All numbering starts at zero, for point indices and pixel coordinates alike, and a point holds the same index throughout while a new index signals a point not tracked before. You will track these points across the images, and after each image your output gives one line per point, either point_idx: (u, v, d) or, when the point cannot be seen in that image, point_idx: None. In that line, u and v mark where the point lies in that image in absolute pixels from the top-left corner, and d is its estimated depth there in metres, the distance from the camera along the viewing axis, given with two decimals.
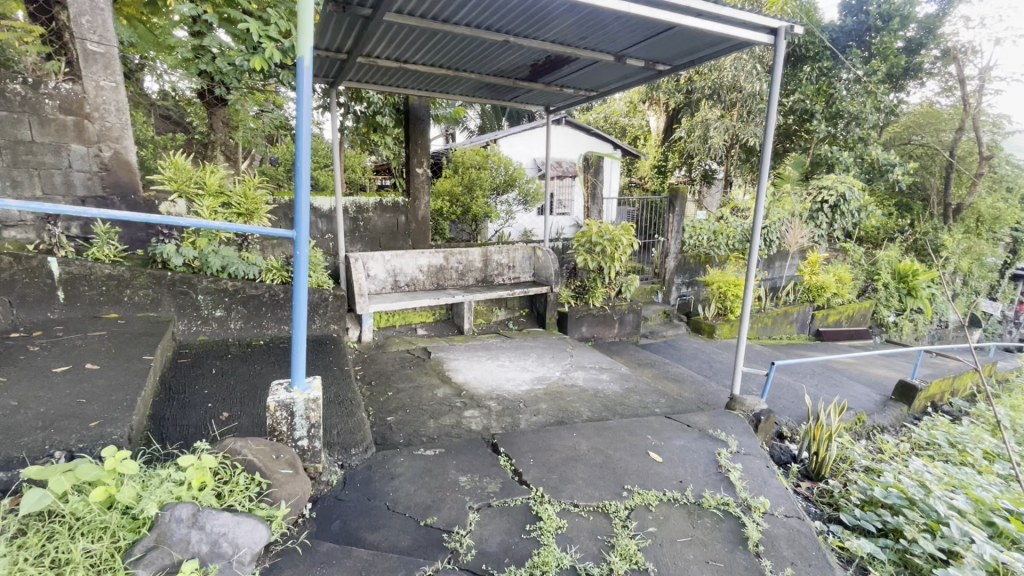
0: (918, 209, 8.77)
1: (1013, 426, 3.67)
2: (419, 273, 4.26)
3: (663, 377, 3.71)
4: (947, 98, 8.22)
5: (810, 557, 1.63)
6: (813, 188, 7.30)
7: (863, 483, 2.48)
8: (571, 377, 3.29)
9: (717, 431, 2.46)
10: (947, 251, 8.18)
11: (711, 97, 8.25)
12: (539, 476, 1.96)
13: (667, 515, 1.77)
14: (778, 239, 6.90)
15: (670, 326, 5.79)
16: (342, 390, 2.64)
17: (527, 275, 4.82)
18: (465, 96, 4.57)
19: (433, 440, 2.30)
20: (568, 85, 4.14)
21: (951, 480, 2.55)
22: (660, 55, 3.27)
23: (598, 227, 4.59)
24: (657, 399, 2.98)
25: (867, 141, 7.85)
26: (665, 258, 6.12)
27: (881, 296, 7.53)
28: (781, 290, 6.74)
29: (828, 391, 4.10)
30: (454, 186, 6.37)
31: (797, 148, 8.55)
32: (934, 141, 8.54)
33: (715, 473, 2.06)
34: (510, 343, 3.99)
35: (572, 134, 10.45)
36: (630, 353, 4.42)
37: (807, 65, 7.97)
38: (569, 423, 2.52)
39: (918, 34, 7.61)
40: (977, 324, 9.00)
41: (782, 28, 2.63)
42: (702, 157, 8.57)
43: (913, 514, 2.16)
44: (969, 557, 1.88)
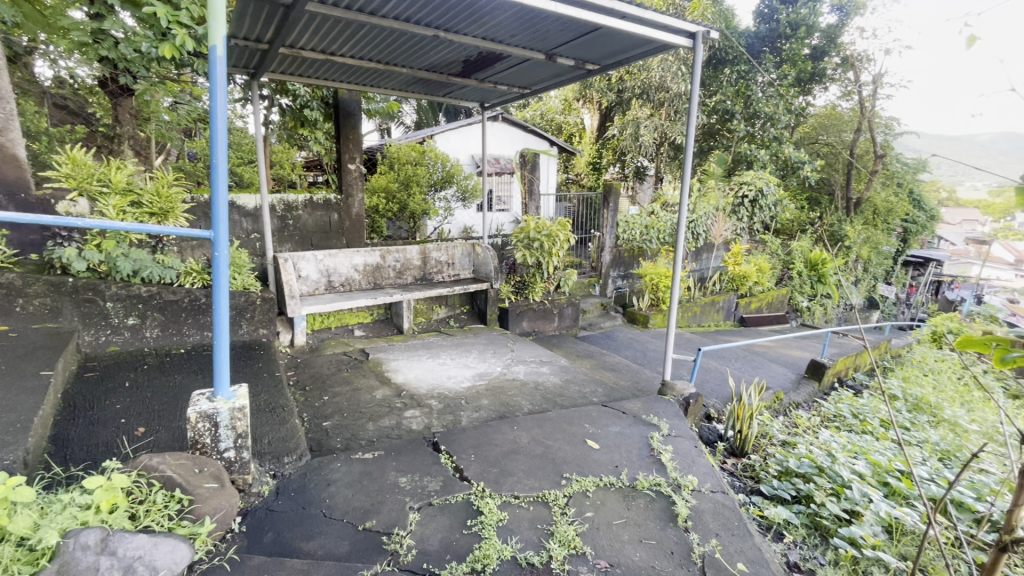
0: (825, 203, 9.73)
1: (905, 395, 4.11)
2: (354, 272, 4.14)
3: (601, 367, 3.85)
4: (847, 102, 8.88)
5: (733, 528, 1.75)
6: (734, 183, 7.77)
7: (779, 455, 2.69)
8: (512, 371, 3.33)
9: (649, 416, 2.59)
10: (848, 241, 9.03)
11: (641, 96, 8.64)
12: (480, 472, 1.98)
13: (603, 499, 1.84)
14: (704, 233, 7.29)
15: (607, 317, 5.98)
16: (272, 396, 2.53)
17: (466, 272, 4.81)
18: (398, 90, 4.49)
19: (372, 442, 2.25)
20: (502, 82, 4.16)
21: (853, 448, 2.84)
22: (588, 54, 3.36)
23: (536, 223, 4.67)
24: (594, 389, 3.09)
25: (781, 140, 8.46)
26: (601, 252, 6.32)
27: (795, 283, 8.22)
28: (708, 280, 7.15)
29: (750, 373, 4.42)
30: (389, 182, 6.23)
31: (719, 146, 9.07)
32: (837, 140, 9.34)
33: (648, 456, 2.17)
34: (451, 340, 3.97)
35: (509, 131, 10.45)
36: (569, 346, 4.53)
37: (727, 67, 8.48)
38: (510, 417, 2.56)
39: (822, 42, 8.29)
40: (876, 306, 10.01)
41: (700, 32, 2.77)
42: (634, 154, 8.90)
43: (821, 481, 2.37)
44: (868, 515, 2.10)
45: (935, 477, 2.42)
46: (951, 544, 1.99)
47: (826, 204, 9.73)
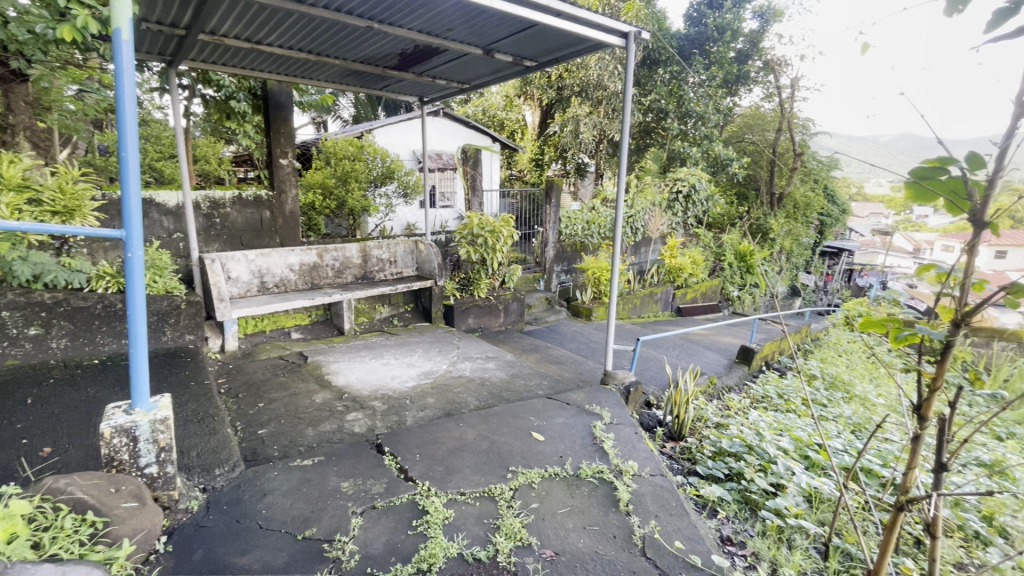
0: (752, 198, 10.32)
1: (822, 374, 4.48)
2: (289, 273, 3.96)
3: (546, 360, 3.91)
4: (769, 103, 9.54)
5: (670, 508, 1.84)
6: (669, 179, 8.13)
7: (713, 436, 2.85)
8: (457, 368, 3.31)
9: (593, 405, 2.65)
10: (773, 233, 9.66)
11: (580, 94, 8.86)
12: (425, 471, 1.95)
13: (548, 489, 1.88)
14: (643, 227, 7.54)
15: (552, 311, 6.08)
16: (201, 406, 2.37)
17: (409, 269, 4.72)
18: (332, 82, 4.32)
19: (312, 448, 2.17)
20: (441, 76, 4.10)
21: (778, 426, 3.05)
22: (525, 51, 3.38)
23: (480, 219, 4.64)
24: (539, 382, 3.14)
25: (711, 138, 8.93)
26: (545, 247, 6.41)
27: (727, 274, 8.73)
28: (647, 273, 7.43)
29: (686, 360, 4.65)
30: (326, 178, 6.00)
31: (655, 144, 9.38)
32: (761, 139, 9.97)
33: (591, 444, 2.23)
34: (395, 340, 3.89)
35: (451, 126, 10.32)
36: (515, 341, 4.56)
37: (660, 68, 8.81)
38: (456, 414, 2.54)
39: (745, 46, 8.81)
40: (798, 293, 10.80)
41: (632, 33, 2.85)
42: (575, 150, 9.07)
43: (750, 458, 2.53)
44: (791, 487, 2.28)
45: (848, 448, 2.66)
46: (862, 508, 2.19)
47: (753, 199, 10.34)
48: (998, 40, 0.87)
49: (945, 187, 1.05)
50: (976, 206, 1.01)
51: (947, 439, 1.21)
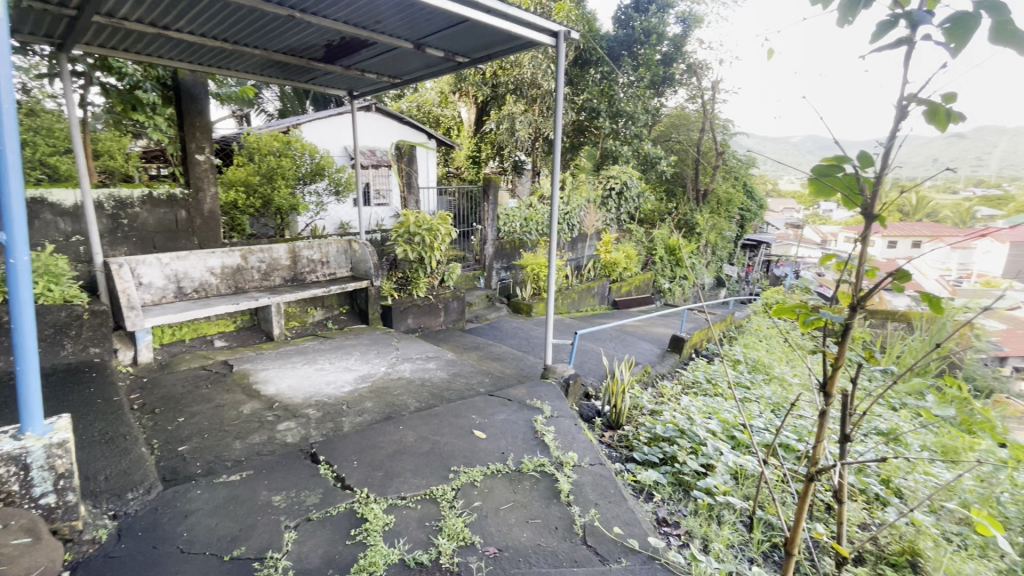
0: (679, 195, 10.85)
1: (745, 358, 4.80)
2: (210, 276, 3.68)
3: (487, 358, 3.91)
4: (693, 104, 10.07)
5: (609, 495, 1.89)
6: (602, 177, 8.39)
7: (648, 423, 2.97)
8: (397, 370, 3.24)
9: (533, 400, 2.69)
10: (699, 228, 10.21)
11: (515, 92, 8.94)
12: (363, 477, 1.89)
13: (491, 486, 1.88)
14: (579, 224, 7.71)
15: (492, 308, 6.09)
16: (109, 425, 2.16)
17: (343, 270, 4.56)
18: (253, 73, 4.07)
19: (240, 462, 2.04)
20: (370, 70, 3.98)
21: (707, 409, 3.24)
22: (457, 47, 3.34)
23: (416, 217, 4.55)
24: (480, 379, 3.13)
25: (641, 137, 9.30)
26: (484, 244, 6.41)
27: (658, 267, 9.14)
28: (584, 268, 7.62)
29: (622, 351, 4.82)
30: (249, 174, 5.62)
31: (588, 142, 9.61)
32: (686, 138, 10.50)
33: (532, 438, 2.26)
34: (330, 344, 3.74)
35: (385, 122, 10.04)
36: (456, 339, 4.53)
37: (591, 68, 9.03)
38: (396, 417, 2.49)
39: (670, 49, 9.26)
40: (722, 284, 11.49)
41: (562, 32, 2.91)
42: (511, 148, 9.10)
43: (682, 442, 2.67)
44: (720, 466, 2.43)
45: (768, 426, 2.87)
46: (781, 481, 2.37)
47: (680, 196, 10.86)
48: (881, 49, 0.96)
49: (842, 184, 1.14)
50: (867, 200, 1.11)
51: (849, 412, 1.33)
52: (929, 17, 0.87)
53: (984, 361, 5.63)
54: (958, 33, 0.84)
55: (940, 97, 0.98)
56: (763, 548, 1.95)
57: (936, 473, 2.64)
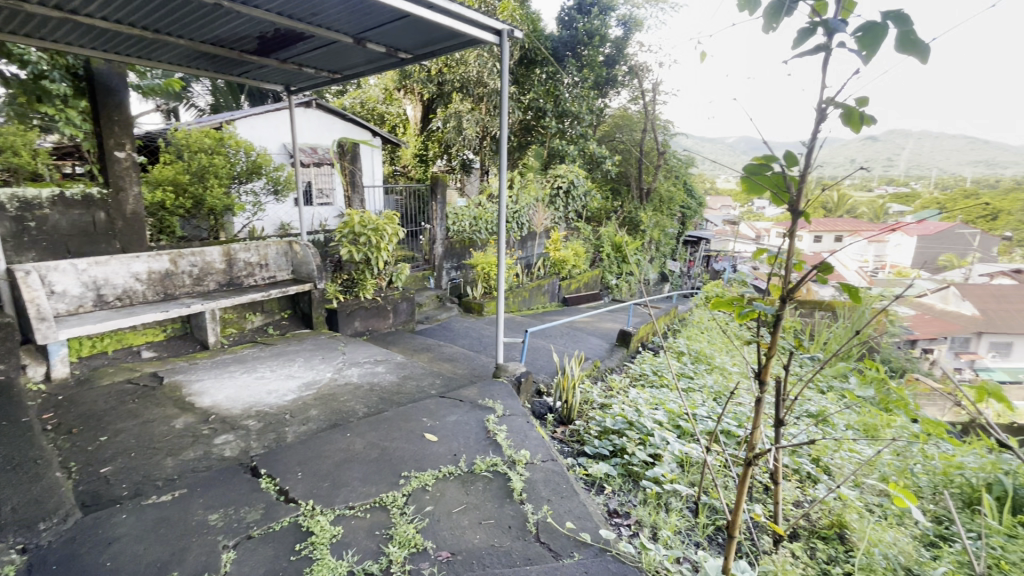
0: (624, 193, 11.14)
1: (688, 350, 5.00)
2: (135, 282, 3.41)
3: (439, 359, 3.86)
4: (635, 105, 10.38)
5: (561, 491, 1.91)
6: (550, 176, 8.50)
7: (598, 417, 3.03)
8: (343, 375, 3.13)
9: (485, 400, 2.68)
10: (644, 225, 10.53)
11: (461, 90, 8.89)
12: (309, 489, 1.81)
13: (443, 490, 1.85)
14: (529, 222, 7.76)
15: (443, 309, 6.01)
16: (17, 449, 1.96)
17: (284, 272, 4.37)
18: (178, 64, 3.81)
19: (172, 480, 1.91)
20: (308, 64, 3.82)
21: (654, 400, 3.35)
22: (399, 42, 3.27)
23: (361, 217, 4.41)
24: (431, 381, 3.08)
25: (586, 137, 9.50)
26: (433, 244, 6.33)
27: (606, 264, 9.34)
28: (534, 266, 7.67)
29: (572, 347, 4.89)
30: (177, 173, 5.25)
31: (535, 141, 9.69)
32: (629, 139, 10.80)
33: (484, 438, 2.24)
34: (271, 350, 3.57)
35: (327, 119, 9.69)
36: (406, 341, 4.43)
37: (537, 68, 9.12)
38: (343, 424, 2.40)
39: (613, 51, 9.52)
40: (666, 279, 11.90)
41: (505, 30, 2.90)
42: (459, 147, 9.03)
43: (631, 433, 2.74)
44: (667, 455, 2.52)
45: (711, 414, 3.00)
46: (723, 466, 2.49)
47: (625, 194, 11.16)
48: (802, 56, 1.02)
49: (770, 182, 1.20)
50: (793, 197, 1.16)
51: (782, 398, 1.41)
52: (842, 24, 0.93)
53: (898, 344, 6.15)
54: (870, 41, 0.90)
55: (854, 100, 1.05)
56: (708, 531, 2.04)
57: (859, 450, 2.86)
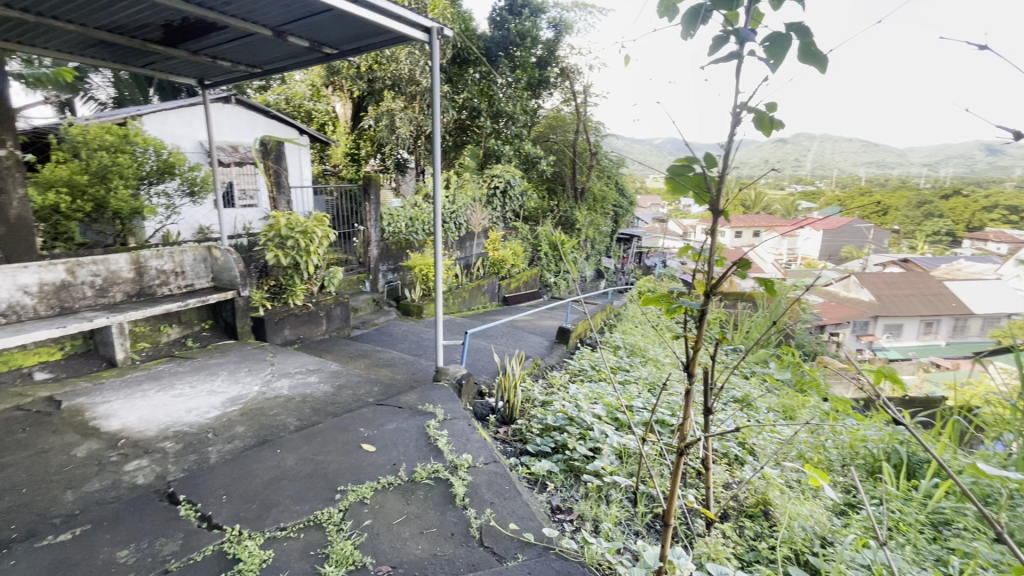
0: (560, 193, 11.14)
1: (624, 344, 5.17)
2: (22, 296, 3.01)
3: (376, 365, 3.74)
4: (567, 107, 10.60)
5: (504, 492, 1.90)
6: (487, 176, 8.49)
7: (540, 414, 3.06)
8: (273, 388, 2.95)
9: (425, 405, 2.62)
10: (579, 224, 10.77)
11: (393, 88, 8.66)
12: (234, 513, 1.69)
13: (382, 502, 1.79)
14: (466, 222, 7.70)
15: (380, 313, 5.84)
16: None
17: (203, 281, 4.07)
18: (69, 53, 3.43)
19: (74, 516, 1.71)
20: (223, 57, 3.57)
21: (593, 395, 3.43)
22: (324, 37, 3.13)
23: (287, 219, 4.18)
24: (369, 389, 2.98)
25: (521, 137, 9.58)
26: (367, 246, 6.13)
27: (544, 263, 9.46)
28: (473, 266, 7.63)
29: (513, 346, 4.92)
30: (74, 172, 4.73)
31: (470, 141, 9.65)
32: (563, 139, 11.00)
33: (425, 445, 2.20)
34: (190, 365, 3.30)
35: (249, 115, 9.08)
36: (342, 348, 4.26)
37: (470, 67, 9.09)
38: (273, 440, 2.26)
39: (544, 53, 9.68)
40: (602, 276, 12.23)
41: (435, 28, 2.85)
42: (392, 146, 8.81)
43: (572, 429, 2.80)
44: (606, 448, 2.58)
45: (647, 405, 3.12)
46: (657, 455, 2.59)
47: (561, 194, 11.18)
48: (717, 62, 1.07)
49: (692, 183, 1.24)
50: (713, 197, 1.21)
51: (709, 387, 1.48)
52: (752, 34, 0.98)
53: (810, 330, 6.69)
54: (776, 51, 0.96)
55: (764, 106, 1.11)
56: (646, 520, 2.11)
57: (778, 430, 3.09)
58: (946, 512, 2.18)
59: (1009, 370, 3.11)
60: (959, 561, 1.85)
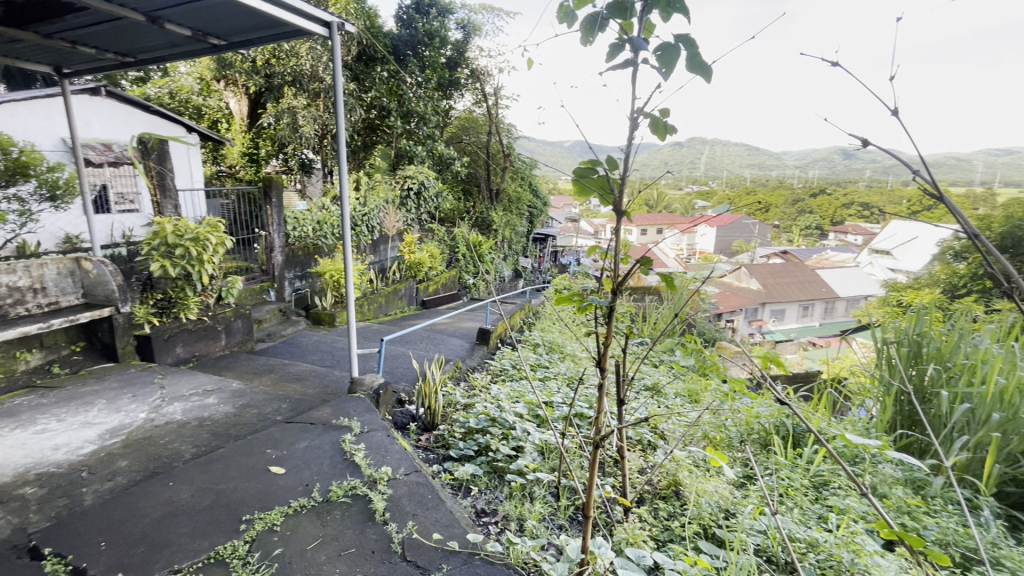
0: (475, 194, 11.18)
1: (543, 341, 5.29)
2: None
3: (285, 380, 3.50)
4: (478, 108, 10.62)
5: (426, 502, 1.86)
6: (399, 177, 8.28)
7: (462, 417, 3.03)
8: (164, 413, 2.65)
9: (341, 418, 2.49)
10: (496, 225, 10.84)
11: (294, 84, 8.16)
12: (116, 562, 1.49)
13: (295, 526, 1.67)
14: (379, 225, 7.45)
15: (288, 323, 5.48)
16: None
17: (70, 297, 3.56)
18: None
19: None
20: (86, 42, 3.14)
21: (514, 394, 3.47)
22: (209, 26, 2.87)
23: (175, 224, 3.79)
24: (277, 406, 2.77)
25: (433, 138, 9.47)
26: (271, 252, 5.73)
27: (462, 264, 9.40)
28: (388, 270, 7.41)
29: (433, 350, 4.83)
30: None
31: (381, 141, 9.35)
32: (476, 141, 11.02)
33: (341, 461, 2.08)
34: (58, 394, 2.87)
35: (123, 109, 8.09)
36: (245, 363, 3.93)
37: (377, 66, 8.80)
38: (165, 471, 2.03)
39: (454, 54, 9.63)
40: (520, 275, 12.40)
41: (335, 23, 2.72)
42: (295, 146, 8.28)
43: (494, 430, 2.80)
44: (528, 446, 2.62)
45: (567, 401, 3.20)
46: (577, 448, 2.67)
47: (476, 195, 11.22)
48: (615, 69, 1.11)
49: (597, 185, 1.26)
50: (617, 199, 1.25)
51: (622, 379, 1.55)
52: (644, 43, 1.03)
53: (709, 318, 7.28)
54: (666, 60, 1.02)
55: (659, 112, 1.18)
56: (569, 513, 2.17)
57: (685, 414, 3.31)
58: (824, 474, 2.48)
59: (867, 344, 3.58)
60: (836, 517, 2.11)
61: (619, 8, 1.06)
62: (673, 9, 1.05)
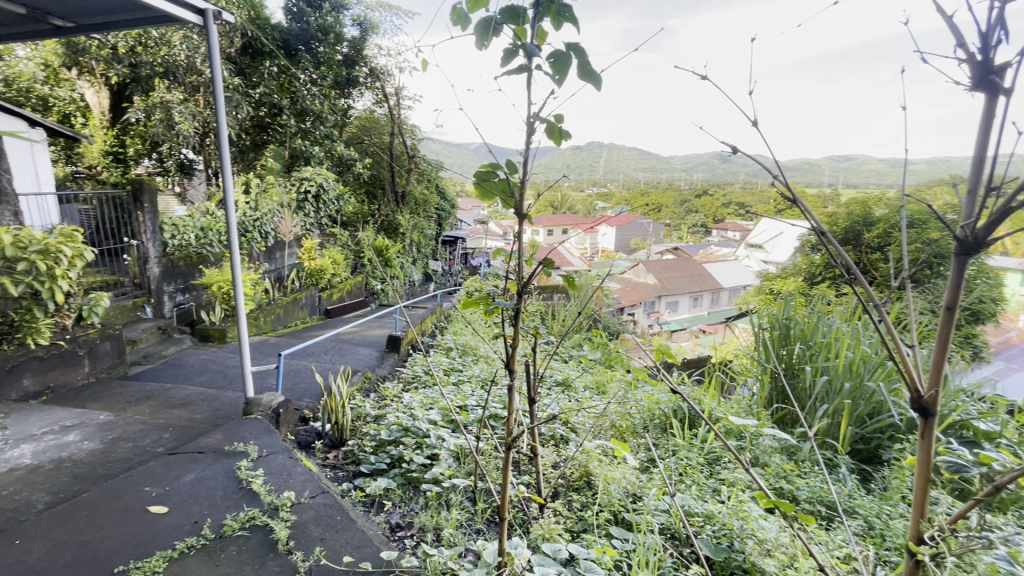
0: (380, 197, 10.80)
1: (455, 344, 5.25)
2: None
3: (167, 406, 3.13)
4: (379, 108, 10.22)
5: (335, 524, 1.75)
6: (294, 179, 7.77)
7: (373, 430, 2.90)
8: (9, 458, 2.24)
9: (235, 443, 2.27)
10: (403, 228, 10.54)
11: (166, 76, 7.34)
12: None
13: (181, 571, 1.50)
14: (274, 231, 6.91)
15: (169, 342, 4.90)
16: None
17: None
18: None
19: None
20: None
21: (427, 401, 3.39)
22: (49, 5, 2.48)
23: (15, 235, 3.23)
24: (157, 437, 2.47)
25: (331, 138, 9.01)
26: (145, 264, 5.09)
27: (368, 270, 9.02)
28: (286, 279, 6.92)
29: (339, 362, 4.60)
30: None
31: (273, 140, 8.70)
32: (377, 142, 10.61)
33: (235, 490, 1.90)
34: None
35: None
36: (116, 391, 3.45)
37: (265, 60, 8.17)
38: (11, 527, 1.72)
39: (350, 51, 9.23)
40: (430, 279, 12.18)
41: (210, 11, 2.47)
42: (171, 145, 7.42)
43: (407, 440, 2.71)
44: (443, 452, 2.57)
45: (481, 403, 3.19)
46: (492, 450, 2.67)
47: (381, 197, 10.76)
48: (510, 73, 1.13)
49: (498, 189, 1.24)
50: (517, 201, 1.25)
51: (532, 377, 1.57)
52: (537, 50, 1.06)
53: (612, 312, 7.69)
54: (559, 67, 1.05)
55: (554, 117, 1.21)
56: (486, 515, 2.18)
57: (593, 405, 3.46)
58: (716, 450, 2.73)
59: (747, 330, 3.98)
60: (726, 489, 2.33)
61: (512, 14, 1.08)
62: (563, 18, 1.09)
